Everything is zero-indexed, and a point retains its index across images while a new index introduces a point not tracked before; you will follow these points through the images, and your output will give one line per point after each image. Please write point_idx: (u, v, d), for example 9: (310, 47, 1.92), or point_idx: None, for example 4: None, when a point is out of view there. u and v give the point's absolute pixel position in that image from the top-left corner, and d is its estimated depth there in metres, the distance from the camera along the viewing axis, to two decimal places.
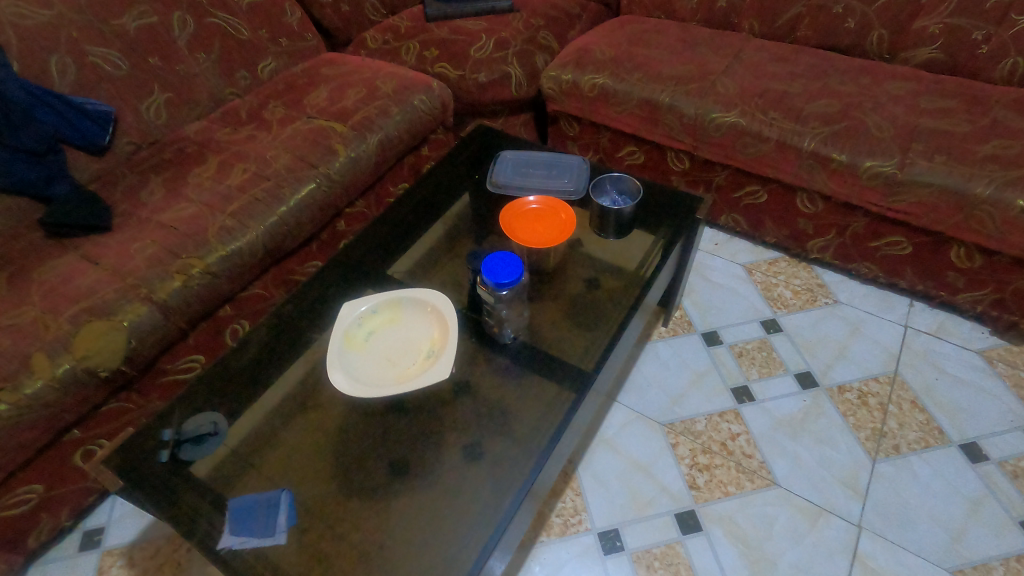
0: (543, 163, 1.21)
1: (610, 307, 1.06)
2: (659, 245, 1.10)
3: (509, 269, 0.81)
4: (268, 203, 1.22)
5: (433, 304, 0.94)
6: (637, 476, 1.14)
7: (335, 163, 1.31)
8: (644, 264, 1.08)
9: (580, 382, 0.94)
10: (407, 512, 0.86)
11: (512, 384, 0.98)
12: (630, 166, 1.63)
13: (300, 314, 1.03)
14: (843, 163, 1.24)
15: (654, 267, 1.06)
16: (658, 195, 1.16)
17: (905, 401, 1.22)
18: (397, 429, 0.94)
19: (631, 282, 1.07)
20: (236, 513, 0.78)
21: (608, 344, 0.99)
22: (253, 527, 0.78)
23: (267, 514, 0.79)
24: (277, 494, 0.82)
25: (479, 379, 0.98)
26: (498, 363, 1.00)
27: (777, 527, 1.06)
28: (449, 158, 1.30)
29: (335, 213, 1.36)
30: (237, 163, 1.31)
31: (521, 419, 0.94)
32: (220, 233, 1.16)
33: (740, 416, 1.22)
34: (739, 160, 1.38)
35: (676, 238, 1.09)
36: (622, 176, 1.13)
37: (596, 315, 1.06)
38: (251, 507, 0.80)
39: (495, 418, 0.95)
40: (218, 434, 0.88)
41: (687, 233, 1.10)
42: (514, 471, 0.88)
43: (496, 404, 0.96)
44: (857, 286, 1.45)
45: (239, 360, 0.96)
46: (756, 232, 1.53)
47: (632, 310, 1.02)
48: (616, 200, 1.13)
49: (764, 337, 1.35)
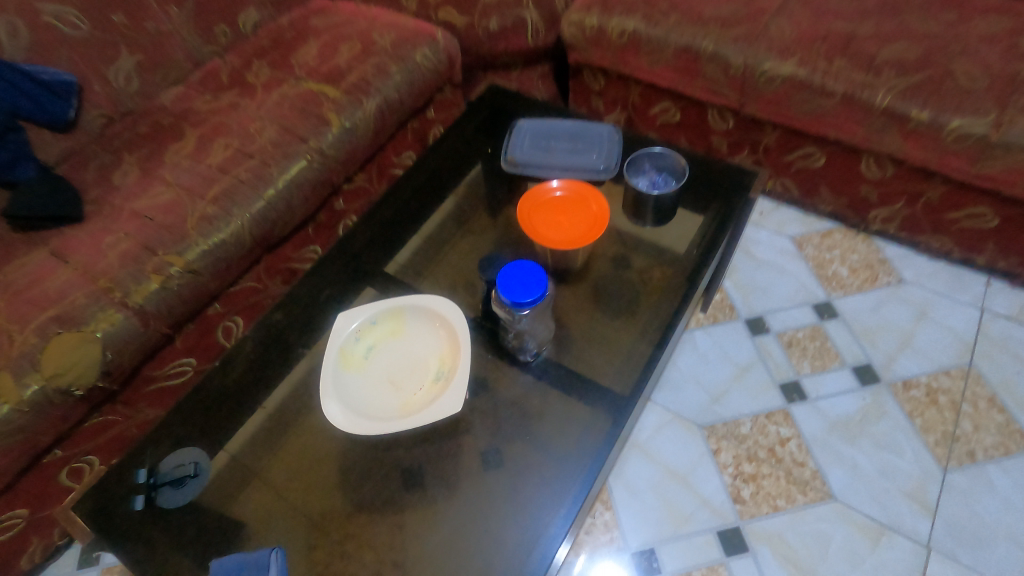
0: (567, 134, 1.00)
1: (648, 314, 0.93)
2: (702, 236, 0.94)
3: (530, 284, 0.67)
4: (253, 186, 1.07)
5: (443, 317, 0.80)
6: (674, 487, 1.03)
7: (327, 135, 1.14)
8: (686, 259, 0.94)
9: (614, 410, 0.83)
10: (436, 548, 0.80)
11: (540, 410, 0.86)
12: (663, 126, 1.41)
13: (291, 323, 0.90)
14: (923, 123, 1.04)
15: (702, 256, 0.92)
16: (705, 167, 0.97)
17: (980, 398, 1.08)
18: (414, 464, 0.84)
19: (676, 283, 0.93)
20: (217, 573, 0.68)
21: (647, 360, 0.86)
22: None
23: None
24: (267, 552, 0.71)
25: (501, 402, 0.87)
26: (522, 385, 0.88)
27: (833, 548, 0.95)
28: (458, 125, 1.11)
29: (331, 191, 1.19)
30: (218, 137, 1.15)
31: (549, 452, 0.83)
32: (200, 223, 1.02)
33: (789, 418, 1.09)
34: (795, 119, 1.18)
35: (721, 228, 0.92)
36: (665, 152, 0.94)
37: (631, 322, 0.94)
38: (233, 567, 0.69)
39: (519, 452, 0.84)
40: (199, 476, 0.77)
41: (739, 213, 0.92)
42: (543, 520, 0.79)
43: (521, 437, 0.85)
44: (925, 261, 1.26)
45: (222, 380, 0.84)
46: (809, 200, 1.33)
47: (674, 317, 0.87)
48: (660, 182, 0.94)
49: (817, 323, 1.20)
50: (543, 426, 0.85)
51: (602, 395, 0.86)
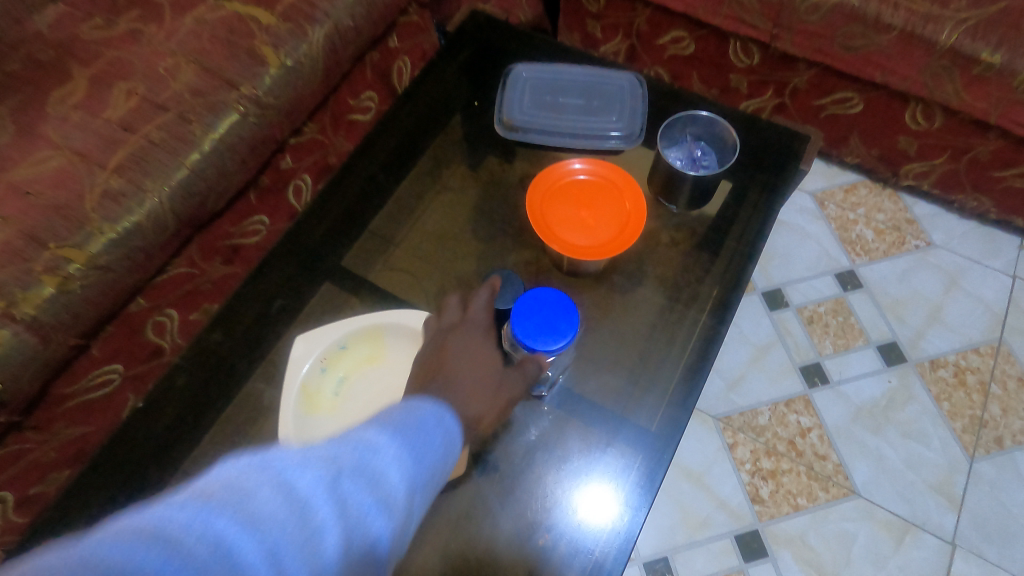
0: (577, 90, 0.83)
1: (679, 329, 0.80)
2: (742, 237, 0.78)
3: (556, 323, 0.57)
4: (170, 149, 0.83)
5: None
6: (686, 488, 0.94)
7: (264, 78, 0.89)
8: (725, 254, 0.80)
9: (656, 448, 0.68)
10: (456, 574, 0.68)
11: (559, 463, 0.72)
12: (672, 58, 1.18)
13: (238, 342, 0.73)
14: (993, 67, 0.86)
15: (748, 239, 0.78)
16: (747, 154, 0.82)
17: (1010, 378, 1.01)
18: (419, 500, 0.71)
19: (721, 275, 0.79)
20: (360, 428, 0.46)
21: (695, 353, 0.73)
22: (362, 485, 0.41)
23: (399, 463, 0.44)
24: (450, 416, 0.51)
25: (512, 456, 0.73)
26: (535, 428, 0.74)
27: (856, 549, 0.89)
28: (435, 66, 0.88)
29: (273, 148, 0.95)
30: (117, 80, 0.87)
31: (587, 488, 0.70)
32: (103, 202, 0.79)
33: (811, 406, 0.99)
34: (837, 57, 0.97)
35: (762, 228, 0.77)
36: (711, 118, 0.76)
37: (654, 337, 0.83)
38: (395, 429, 0.47)
39: (547, 508, 0.70)
40: None
41: (787, 176, 0.79)
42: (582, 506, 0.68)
43: (550, 480, 0.71)
44: (956, 221, 1.14)
45: (152, 429, 0.69)
46: (834, 149, 1.17)
47: (726, 307, 0.74)
48: (704, 163, 0.77)
49: (840, 295, 1.08)
50: (565, 487, 0.71)
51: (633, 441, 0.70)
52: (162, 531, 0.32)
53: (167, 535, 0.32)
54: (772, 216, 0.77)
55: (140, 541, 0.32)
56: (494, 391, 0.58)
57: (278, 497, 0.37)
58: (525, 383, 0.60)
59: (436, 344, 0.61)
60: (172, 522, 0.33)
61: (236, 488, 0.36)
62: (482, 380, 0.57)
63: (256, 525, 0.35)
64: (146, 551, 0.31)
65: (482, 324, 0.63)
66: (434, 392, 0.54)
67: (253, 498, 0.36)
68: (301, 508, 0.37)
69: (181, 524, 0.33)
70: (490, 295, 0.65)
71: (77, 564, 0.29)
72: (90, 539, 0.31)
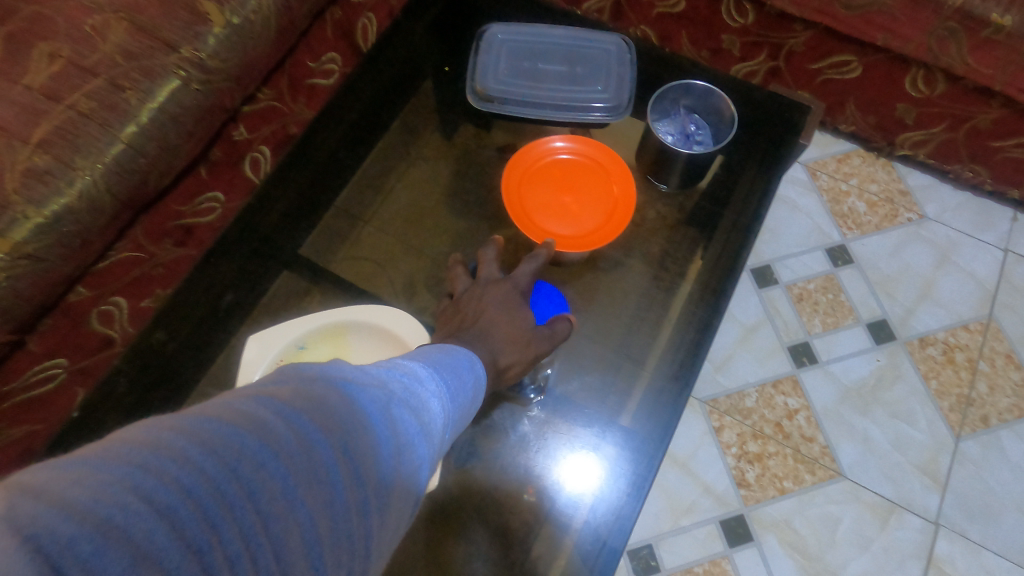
0: (558, 56, 0.76)
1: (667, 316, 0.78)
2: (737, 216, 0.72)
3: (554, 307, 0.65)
4: (101, 121, 0.74)
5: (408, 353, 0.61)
6: (671, 474, 0.92)
7: (207, 38, 0.79)
8: (724, 227, 0.74)
9: (653, 428, 0.64)
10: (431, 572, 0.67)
11: (542, 469, 0.69)
12: (662, 16, 1.06)
13: (184, 343, 0.69)
14: (1003, 30, 0.80)
15: (749, 213, 0.72)
16: (746, 126, 0.75)
17: (998, 356, 0.99)
18: None
19: (717, 251, 0.73)
20: (395, 360, 0.41)
21: (692, 337, 0.68)
22: (412, 410, 0.36)
23: (439, 397, 0.39)
24: (480, 364, 0.48)
25: (491, 460, 0.70)
26: (516, 432, 0.70)
27: (841, 531, 0.89)
28: (400, 22, 0.78)
29: (223, 118, 0.86)
30: (35, 39, 0.75)
31: (587, 466, 0.67)
32: (25, 182, 0.70)
33: (799, 386, 0.97)
34: (838, 18, 0.90)
35: (760, 209, 0.72)
36: (706, 89, 0.70)
37: (637, 328, 0.79)
38: (429, 365, 0.42)
39: (547, 488, 0.69)
40: None
41: (790, 145, 0.73)
42: (584, 487, 0.67)
43: (550, 461, 0.69)
44: (950, 193, 1.10)
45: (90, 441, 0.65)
46: (828, 117, 1.11)
47: (723, 285, 0.69)
48: (697, 139, 0.72)
49: (830, 271, 1.04)
50: (561, 471, 0.68)
51: (622, 449, 0.66)
52: (247, 422, 0.26)
53: (251, 426, 0.26)
54: (768, 199, 0.71)
55: (225, 430, 0.26)
56: (521, 344, 0.55)
57: (350, 403, 0.31)
58: (554, 340, 0.58)
59: (481, 298, 0.58)
60: (251, 411, 0.27)
61: (306, 388, 0.30)
62: (512, 335, 0.54)
63: (336, 429, 0.29)
64: (234, 441, 0.25)
65: (521, 289, 0.59)
66: (466, 341, 0.52)
67: (328, 399, 0.30)
68: (367, 419, 0.31)
69: (264, 416, 0.27)
70: (543, 262, 0.59)
71: (167, 455, 0.24)
72: (158, 423, 0.25)
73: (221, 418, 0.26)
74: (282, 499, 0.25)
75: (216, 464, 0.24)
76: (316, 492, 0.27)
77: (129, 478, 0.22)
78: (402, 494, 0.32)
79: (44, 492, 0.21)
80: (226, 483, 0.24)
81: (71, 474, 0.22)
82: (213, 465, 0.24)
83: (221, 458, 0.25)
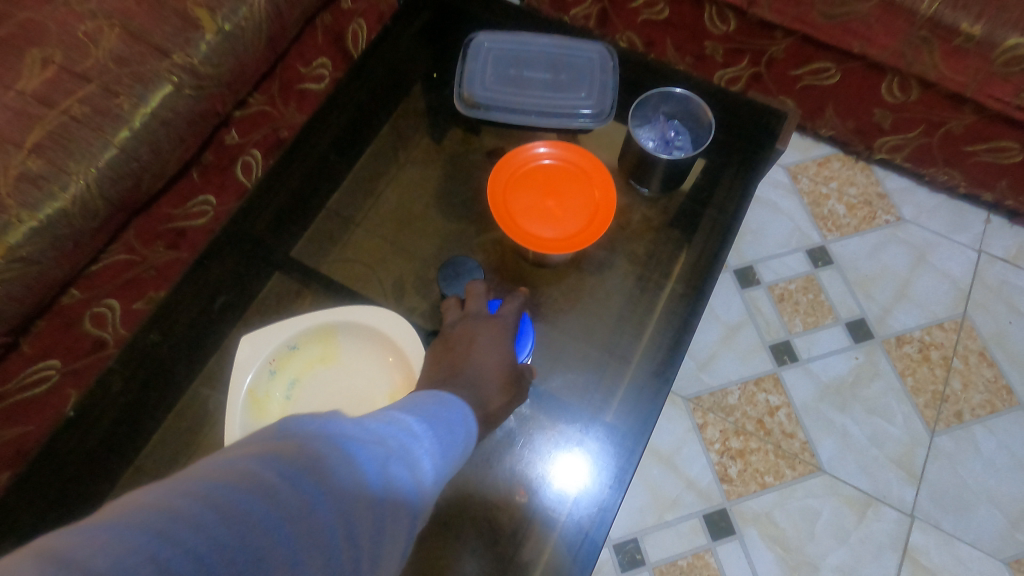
0: (543, 63, 0.78)
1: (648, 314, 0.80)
2: (718, 214, 0.75)
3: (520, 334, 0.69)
4: (94, 126, 0.75)
5: (393, 347, 0.63)
6: (656, 470, 0.94)
7: (199, 44, 0.81)
8: (704, 227, 0.76)
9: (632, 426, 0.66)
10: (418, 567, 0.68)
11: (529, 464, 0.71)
12: (646, 23, 1.09)
13: (174, 343, 0.70)
14: (973, 39, 0.83)
15: (727, 214, 0.75)
16: (723, 130, 0.78)
17: (972, 353, 1.02)
18: None
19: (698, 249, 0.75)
20: (392, 414, 0.43)
21: (671, 337, 0.70)
22: (405, 465, 0.37)
23: (431, 454, 0.41)
24: (472, 417, 0.49)
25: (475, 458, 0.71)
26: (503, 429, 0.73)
27: (820, 524, 0.91)
28: (389, 28, 0.79)
29: (214, 123, 0.87)
30: (28, 44, 0.77)
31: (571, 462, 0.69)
32: (19, 186, 0.71)
33: (780, 384, 0.99)
34: (815, 26, 0.93)
35: (739, 209, 0.74)
36: (682, 95, 0.73)
37: (621, 327, 0.80)
38: (423, 419, 0.44)
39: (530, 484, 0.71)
40: None
41: (765, 149, 0.76)
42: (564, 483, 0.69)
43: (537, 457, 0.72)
44: (925, 196, 1.13)
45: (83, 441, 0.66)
46: (809, 121, 1.14)
47: (703, 284, 0.71)
48: (677, 144, 0.74)
49: (811, 272, 1.07)
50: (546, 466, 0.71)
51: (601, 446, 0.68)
52: (257, 486, 0.28)
53: (263, 491, 0.28)
54: (746, 200, 0.74)
55: (236, 494, 0.27)
56: (510, 386, 0.59)
57: (351, 466, 0.33)
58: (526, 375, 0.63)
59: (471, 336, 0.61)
60: (259, 473, 0.29)
61: (309, 446, 0.32)
62: (502, 384, 0.58)
63: (336, 491, 0.31)
64: (245, 505, 0.27)
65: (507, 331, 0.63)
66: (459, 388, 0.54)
67: (330, 459, 0.32)
68: (366, 479, 0.33)
69: (273, 479, 0.29)
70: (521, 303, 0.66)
71: (186, 520, 0.25)
72: (174, 486, 0.27)
73: (233, 482, 0.28)
74: (287, 560, 0.27)
75: (229, 528, 0.26)
76: (314, 554, 0.29)
77: (151, 543, 0.24)
78: (388, 548, 0.35)
79: (78, 558, 0.22)
80: (237, 548, 0.26)
81: (98, 538, 0.23)
82: (226, 532, 0.26)
83: (233, 523, 0.26)
